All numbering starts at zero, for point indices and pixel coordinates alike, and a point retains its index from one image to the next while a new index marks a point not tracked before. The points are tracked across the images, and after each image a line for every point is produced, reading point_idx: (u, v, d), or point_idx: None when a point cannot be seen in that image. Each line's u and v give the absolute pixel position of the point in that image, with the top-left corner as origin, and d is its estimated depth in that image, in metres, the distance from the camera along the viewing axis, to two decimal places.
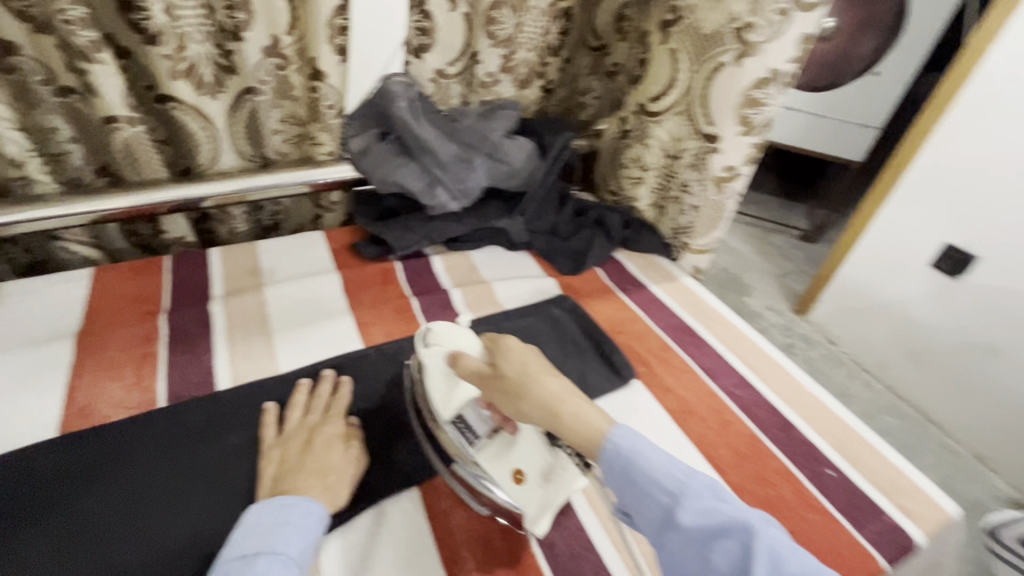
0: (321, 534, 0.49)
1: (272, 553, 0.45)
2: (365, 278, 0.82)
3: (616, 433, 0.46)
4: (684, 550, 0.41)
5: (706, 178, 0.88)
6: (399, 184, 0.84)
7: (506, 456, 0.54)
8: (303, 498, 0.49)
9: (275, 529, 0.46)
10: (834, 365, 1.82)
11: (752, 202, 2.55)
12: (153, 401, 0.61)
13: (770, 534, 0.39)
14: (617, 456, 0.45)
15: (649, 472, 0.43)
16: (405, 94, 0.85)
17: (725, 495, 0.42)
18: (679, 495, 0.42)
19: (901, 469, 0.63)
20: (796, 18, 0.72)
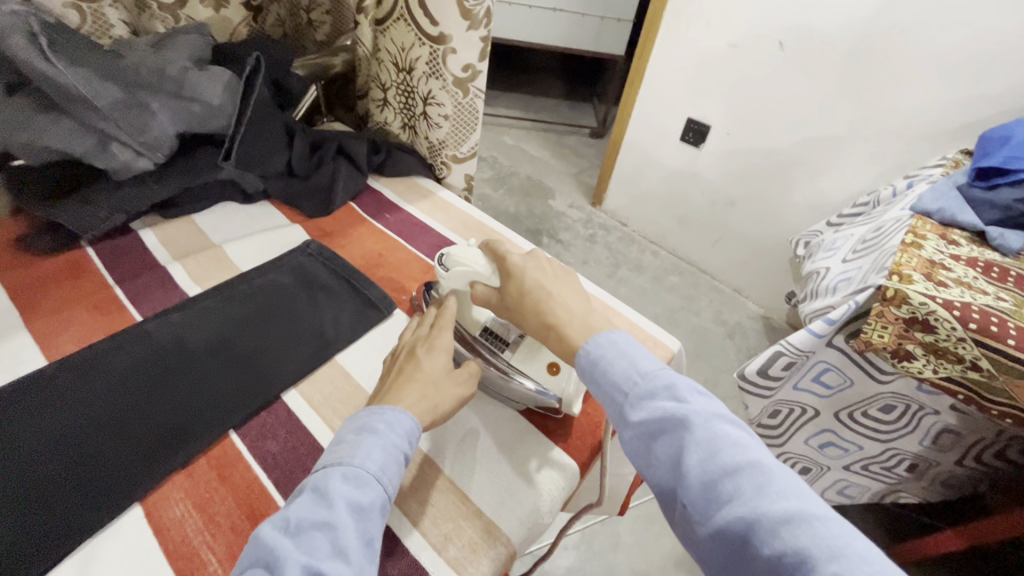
0: (408, 447, 0.47)
1: (351, 468, 0.43)
2: (41, 278, 0.65)
3: (589, 344, 0.50)
4: (636, 443, 0.45)
5: (448, 84, 0.85)
6: (54, 149, 0.66)
7: (540, 357, 0.59)
8: (391, 408, 0.48)
9: (358, 441, 0.45)
10: (628, 244, 2.06)
11: (544, 108, 2.65)
12: None
13: (707, 427, 0.42)
14: (588, 361, 0.49)
15: (609, 375, 0.47)
16: (17, 24, 0.63)
17: (683, 396, 0.45)
18: (633, 395, 0.46)
19: (637, 324, 0.71)
20: None
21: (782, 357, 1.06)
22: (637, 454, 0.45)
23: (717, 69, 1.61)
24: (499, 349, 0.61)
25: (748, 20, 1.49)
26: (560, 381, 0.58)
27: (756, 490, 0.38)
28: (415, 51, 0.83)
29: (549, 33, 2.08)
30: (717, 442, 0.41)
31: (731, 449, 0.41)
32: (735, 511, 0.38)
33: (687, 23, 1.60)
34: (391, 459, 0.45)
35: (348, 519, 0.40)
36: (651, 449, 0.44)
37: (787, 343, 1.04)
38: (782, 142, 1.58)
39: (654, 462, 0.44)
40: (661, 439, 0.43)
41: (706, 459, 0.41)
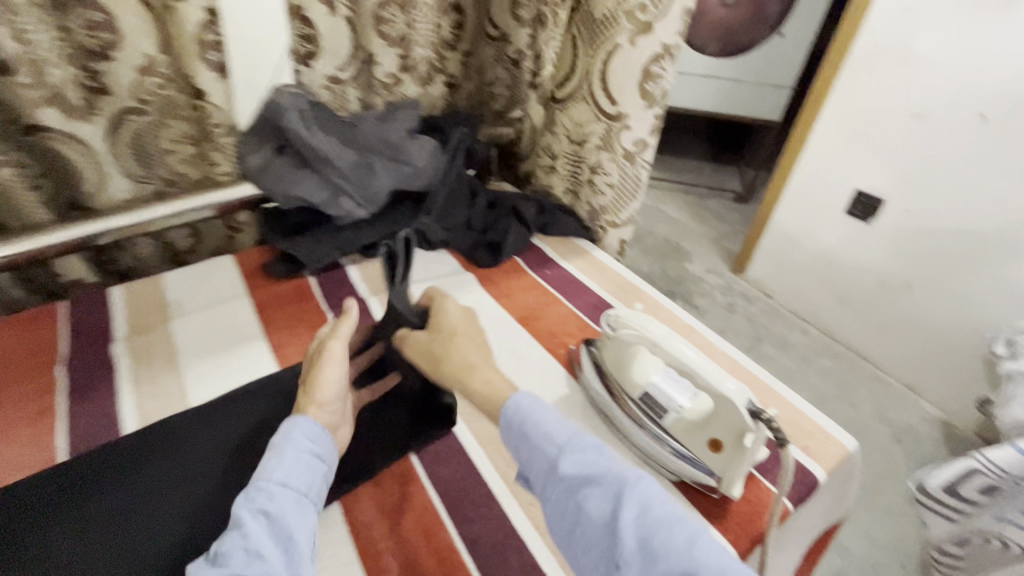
0: (319, 450, 0.51)
1: (275, 481, 0.47)
2: (278, 298, 0.81)
3: (515, 395, 0.52)
4: (563, 499, 0.46)
5: (618, 155, 0.91)
6: (301, 198, 0.83)
7: (703, 430, 0.57)
8: (295, 420, 0.51)
9: (268, 456, 0.49)
10: (773, 318, 1.90)
11: (685, 171, 2.63)
12: (52, 458, 0.60)
13: (639, 483, 0.45)
14: (513, 415, 0.51)
15: (541, 430, 0.49)
16: (294, 104, 0.83)
17: (607, 453, 0.48)
18: (565, 448, 0.48)
19: (804, 412, 0.67)
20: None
21: (978, 477, 0.90)
22: (562, 513, 0.46)
23: (897, 141, 1.48)
24: (652, 416, 0.59)
25: (941, 90, 1.36)
26: (722, 460, 0.55)
27: (689, 541, 0.41)
28: (591, 126, 0.92)
29: (700, 99, 2.06)
30: (646, 497, 0.44)
31: (660, 504, 0.44)
32: (671, 564, 0.40)
33: (861, 92, 1.51)
34: (311, 469, 0.49)
35: (258, 526, 0.44)
36: (580, 506, 0.45)
37: (983, 458, 0.89)
38: (980, 222, 1.38)
39: (584, 521, 0.44)
40: (595, 494, 0.45)
41: (640, 514, 0.43)
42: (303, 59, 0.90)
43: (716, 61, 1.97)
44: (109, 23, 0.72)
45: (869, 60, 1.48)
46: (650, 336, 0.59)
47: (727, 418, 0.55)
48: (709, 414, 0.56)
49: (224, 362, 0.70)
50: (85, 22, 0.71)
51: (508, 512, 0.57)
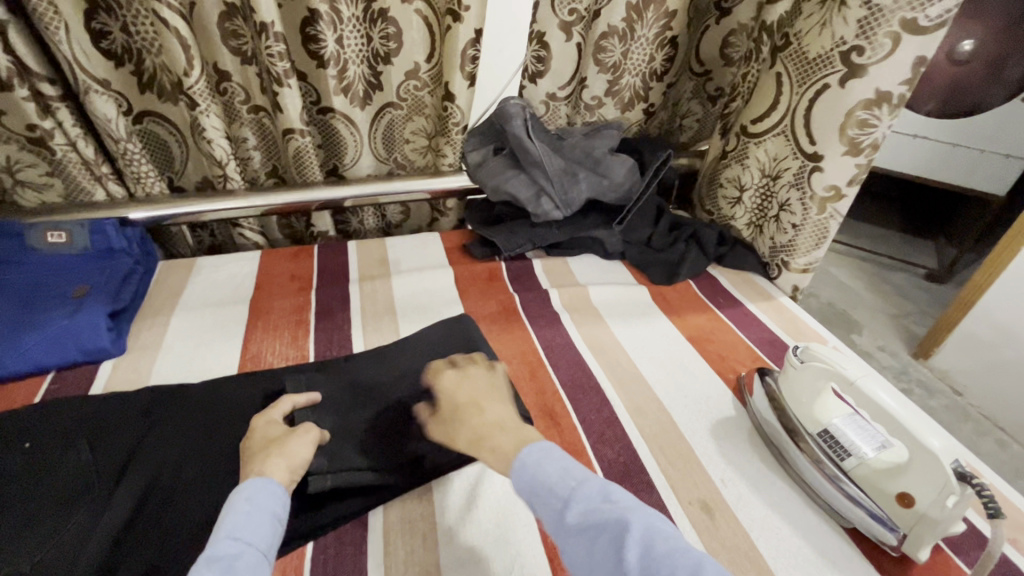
0: (278, 512, 0.49)
1: (226, 538, 0.44)
2: (474, 274, 0.93)
3: (524, 448, 0.50)
4: (574, 551, 0.43)
5: (808, 197, 0.89)
6: (509, 194, 0.94)
7: (892, 481, 0.54)
8: (259, 483, 0.50)
9: (226, 519, 0.46)
10: (959, 418, 1.62)
11: (867, 237, 2.37)
12: (304, 357, 0.77)
13: (644, 522, 0.41)
14: (521, 466, 0.49)
15: (541, 478, 0.47)
16: (520, 114, 0.96)
17: (613, 497, 0.45)
18: (571, 497, 0.45)
19: (1018, 505, 0.59)
20: (907, 41, 0.73)
21: None
22: (575, 565, 0.42)
23: None
24: (830, 454, 0.59)
25: None
26: (910, 515, 0.52)
27: None
28: (787, 162, 0.90)
29: (902, 157, 1.86)
30: (654, 537, 0.40)
31: (667, 546, 0.40)
32: None
33: None
34: (268, 522, 0.47)
35: None
36: (589, 556, 0.41)
37: None
38: None
39: (593, 571, 0.41)
40: (602, 541, 0.41)
41: (646, 557, 0.39)
42: (530, 75, 1.03)
43: (930, 119, 1.75)
44: (397, 34, 0.92)
45: None
46: (847, 373, 0.57)
47: (926, 472, 0.51)
48: (900, 465, 0.54)
49: (427, 314, 0.85)
50: (382, 32, 0.92)
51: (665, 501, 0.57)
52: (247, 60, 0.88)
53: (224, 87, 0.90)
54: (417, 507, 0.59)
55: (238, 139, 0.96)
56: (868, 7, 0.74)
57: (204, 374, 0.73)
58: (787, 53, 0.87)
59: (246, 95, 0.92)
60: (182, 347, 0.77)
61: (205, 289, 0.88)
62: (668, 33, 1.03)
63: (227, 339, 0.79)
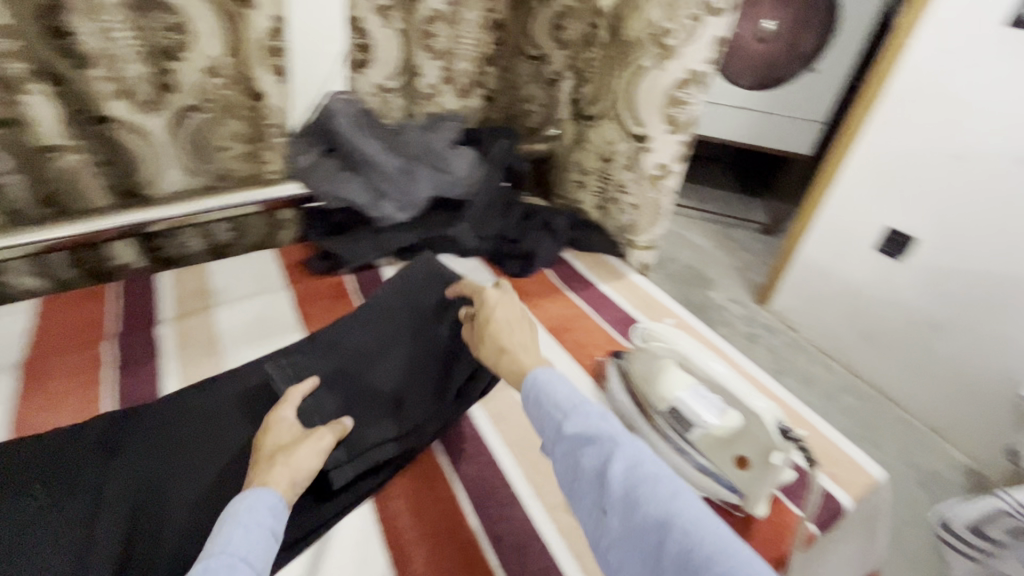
0: (279, 527, 0.47)
1: (216, 556, 0.42)
2: (317, 293, 0.84)
3: (537, 369, 0.54)
4: (565, 456, 0.48)
5: (642, 177, 0.93)
6: (345, 199, 0.86)
7: (729, 448, 0.57)
8: (257, 490, 0.48)
9: (222, 532, 0.44)
10: (795, 351, 1.87)
11: (711, 199, 2.63)
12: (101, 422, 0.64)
13: (634, 444, 0.46)
14: (534, 384, 0.53)
15: (551, 396, 0.51)
16: (346, 110, 0.88)
17: (610, 419, 0.49)
18: (571, 412, 0.49)
19: (833, 440, 0.66)
20: (708, 22, 0.77)
21: (1005, 519, 0.87)
22: (564, 469, 0.48)
23: (931, 179, 1.45)
24: (676, 429, 0.61)
25: (980, 131, 1.34)
26: (748, 477, 0.55)
27: (673, 496, 0.42)
28: (617, 145, 0.94)
29: (732, 131, 2.04)
30: (639, 457, 0.45)
31: (651, 464, 0.45)
32: (653, 512, 0.42)
33: (897, 129, 1.49)
34: (261, 536, 0.45)
35: None
36: (578, 462, 0.46)
37: (1009, 500, 0.87)
38: (1018, 267, 1.34)
39: (579, 475, 0.46)
40: (592, 450, 0.46)
41: (629, 469, 0.44)
42: (355, 66, 0.95)
43: (750, 92, 1.97)
44: (181, 25, 0.77)
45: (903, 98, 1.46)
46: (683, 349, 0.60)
47: (757, 438, 0.54)
48: (738, 430, 0.56)
49: (261, 346, 0.74)
50: (162, 23, 0.76)
51: (530, 514, 0.58)
52: None
53: None
54: None
55: None
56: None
57: None
58: (609, 36, 0.92)
59: None
60: None
61: None
62: (491, 15, 1.03)
63: None
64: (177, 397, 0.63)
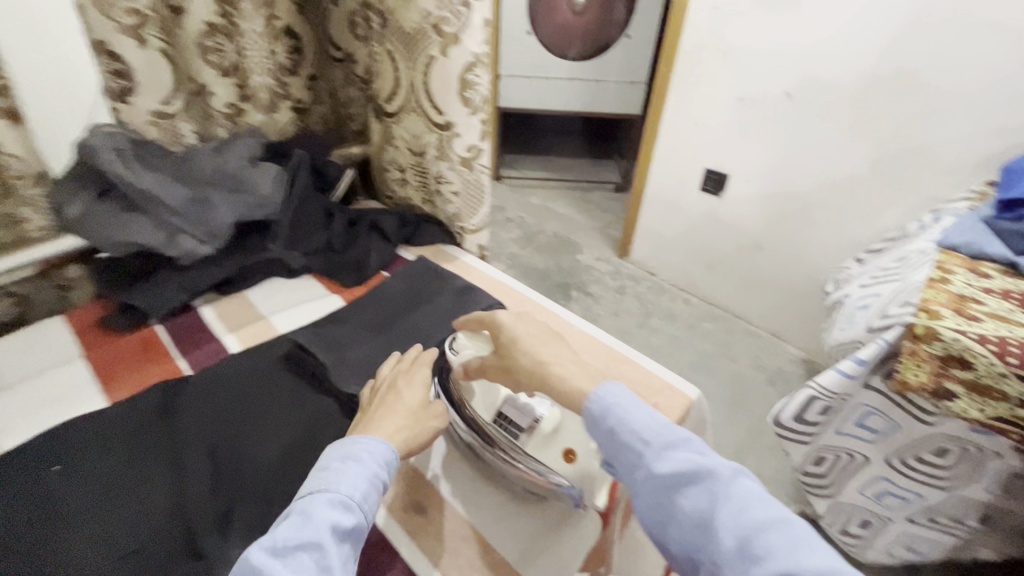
0: (386, 474, 0.51)
1: (334, 493, 0.47)
2: (119, 355, 0.74)
3: (605, 393, 0.52)
4: (655, 496, 0.47)
5: (455, 163, 0.93)
6: (135, 243, 0.77)
7: (556, 444, 0.60)
8: (371, 439, 0.52)
9: (341, 470, 0.49)
10: (659, 293, 2.06)
11: (568, 169, 2.75)
12: None
13: (734, 481, 0.45)
14: (605, 411, 0.51)
15: (629, 426, 0.49)
16: (108, 143, 0.77)
17: (703, 451, 0.48)
18: (655, 446, 0.48)
19: (655, 373, 0.74)
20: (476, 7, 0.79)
21: (815, 402, 1.03)
22: (658, 509, 0.46)
23: (730, 122, 1.65)
24: (510, 440, 0.60)
25: (755, 75, 1.54)
26: (577, 471, 0.58)
27: (792, 544, 0.40)
28: (426, 137, 0.93)
29: (567, 101, 2.19)
30: (746, 498, 0.44)
31: (757, 505, 0.43)
32: (774, 567, 0.39)
33: (699, 82, 1.66)
34: (366, 479, 0.49)
35: (331, 541, 0.44)
36: (676, 504, 0.45)
37: (817, 385, 1.02)
38: (804, 186, 1.57)
39: (678, 518, 0.45)
40: (690, 492, 0.45)
41: (737, 514, 0.43)
42: (118, 96, 0.84)
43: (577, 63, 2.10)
44: None
45: (694, 51, 1.63)
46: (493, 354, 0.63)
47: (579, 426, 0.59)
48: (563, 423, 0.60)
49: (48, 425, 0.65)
50: None
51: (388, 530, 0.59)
52: None
53: None
54: None
55: None
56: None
57: None
58: (391, 32, 0.87)
59: None
60: None
61: None
62: (276, 23, 0.96)
63: None
64: None
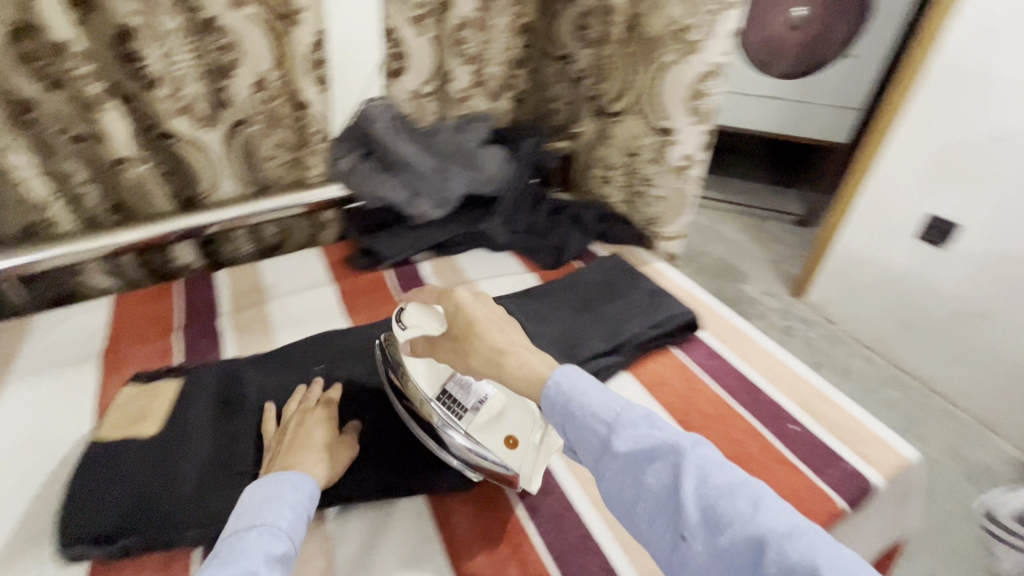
0: (309, 507, 0.54)
1: (264, 525, 0.49)
2: (359, 288, 0.89)
3: (558, 376, 0.52)
4: (619, 474, 0.46)
5: (666, 169, 0.94)
6: (385, 198, 0.91)
7: (498, 427, 0.62)
8: (291, 475, 0.54)
9: (268, 503, 0.51)
10: (835, 344, 1.78)
11: (740, 194, 2.55)
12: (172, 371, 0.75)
13: (698, 452, 0.45)
14: (558, 396, 0.51)
15: (586, 408, 0.49)
16: (383, 115, 0.94)
17: (659, 424, 0.48)
18: (616, 426, 0.48)
19: (862, 421, 0.69)
20: (728, 16, 0.79)
21: None
22: (623, 488, 0.46)
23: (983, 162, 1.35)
24: (450, 417, 0.62)
25: None
26: (515, 453, 0.60)
27: (755, 507, 0.41)
28: (642, 138, 0.95)
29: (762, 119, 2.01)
30: (708, 465, 0.44)
31: (718, 471, 0.44)
32: (740, 531, 0.40)
33: (940, 111, 1.39)
34: (292, 509, 0.51)
35: (265, 569, 0.46)
36: (641, 482, 0.45)
37: None
38: None
39: (645, 495, 0.45)
40: (653, 467, 0.45)
41: (700, 484, 0.43)
42: (391, 74, 1.00)
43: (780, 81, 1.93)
44: (234, 44, 0.84)
45: (946, 74, 1.37)
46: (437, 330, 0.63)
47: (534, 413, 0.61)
48: (501, 411, 0.62)
49: (309, 332, 0.81)
50: (215, 43, 0.83)
51: (574, 501, 0.63)
52: (56, 87, 0.76)
53: (31, 120, 0.77)
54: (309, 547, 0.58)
55: (62, 174, 0.84)
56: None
57: (50, 451, 0.64)
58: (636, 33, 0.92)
59: (64, 125, 0.80)
60: (19, 421, 0.67)
61: (44, 350, 0.77)
62: (522, 21, 1.06)
63: (81, 398, 0.71)
64: (246, 371, 0.71)
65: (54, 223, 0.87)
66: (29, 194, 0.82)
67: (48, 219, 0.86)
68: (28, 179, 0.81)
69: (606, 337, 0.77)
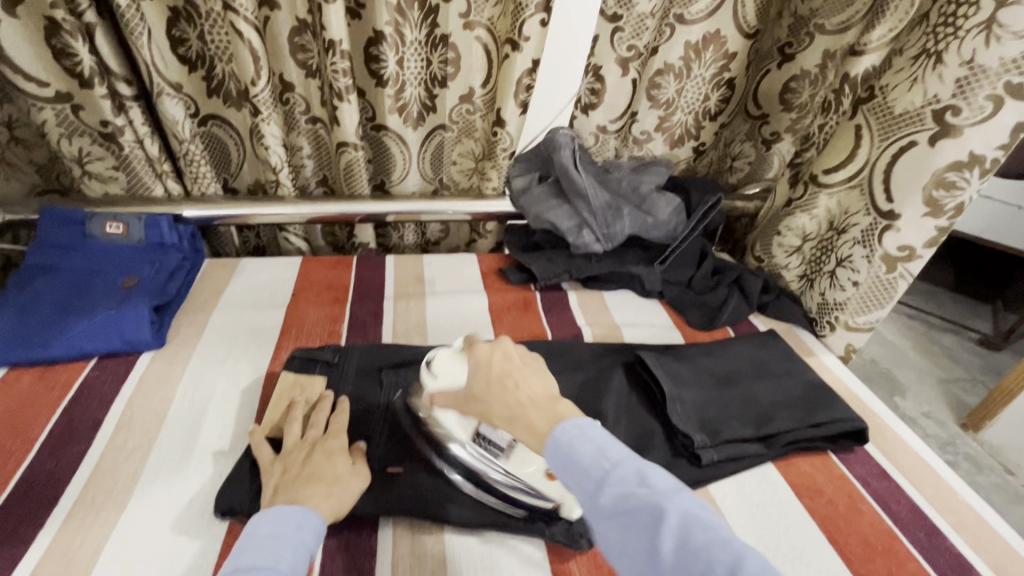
0: (315, 547, 0.51)
1: (260, 567, 0.46)
2: (508, 304, 0.92)
3: (556, 428, 0.47)
4: (612, 534, 0.41)
5: (873, 254, 0.85)
6: (553, 223, 0.93)
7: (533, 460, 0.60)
8: (303, 510, 0.52)
9: (270, 544, 0.48)
10: (1010, 500, 1.41)
11: (915, 292, 2.10)
12: (335, 337, 0.83)
13: (682, 510, 0.40)
14: (553, 445, 0.46)
15: (576, 460, 0.44)
16: (569, 144, 0.95)
17: (651, 480, 0.42)
18: (606, 480, 0.43)
19: None
20: (1006, 105, 0.71)
21: None
22: (615, 549, 0.41)
23: None
24: (491, 458, 0.61)
25: None
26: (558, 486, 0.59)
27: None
28: (856, 218, 0.86)
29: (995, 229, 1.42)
30: (691, 524, 0.39)
31: (703, 531, 0.38)
32: None
33: None
34: (296, 549, 0.48)
35: None
36: (626, 541, 0.40)
37: None
38: None
39: (631, 554, 0.40)
40: (637, 526, 0.40)
41: (681, 545, 0.38)
42: (582, 107, 1.03)
43: None
44: (456, 59, 0.94)
45: None
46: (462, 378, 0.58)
47: None
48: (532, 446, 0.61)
49: (458, 337, 0.84)
50: (441, 56, 0.94)
51: None
52: (312, 74, 0.91)
53: (287, 98, 0.93)
54: (425, 540, 0.59)
55: (293, 147, 0.99)
56: (970, 67, 0.71)
57: (233, 377, 0.74)
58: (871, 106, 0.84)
59: (308, 107, 0.95)
60: (216, 346, 0.79)
61: (244, 291, 0.90)
62: (725, 73, 1.02)
63: (265, 341, 0.80)
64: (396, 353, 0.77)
65: (279, 185, 0.97)
66: (268, 159, 0.93)
67: (276, 180, 0.97)
68: (271, 146, 0.92)
69: (755, 422, 0.70)
